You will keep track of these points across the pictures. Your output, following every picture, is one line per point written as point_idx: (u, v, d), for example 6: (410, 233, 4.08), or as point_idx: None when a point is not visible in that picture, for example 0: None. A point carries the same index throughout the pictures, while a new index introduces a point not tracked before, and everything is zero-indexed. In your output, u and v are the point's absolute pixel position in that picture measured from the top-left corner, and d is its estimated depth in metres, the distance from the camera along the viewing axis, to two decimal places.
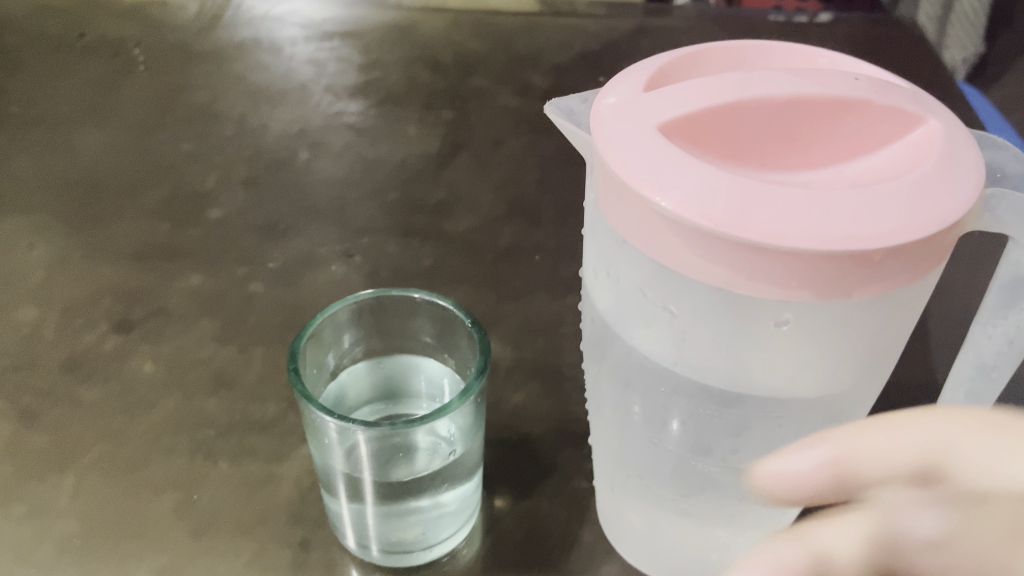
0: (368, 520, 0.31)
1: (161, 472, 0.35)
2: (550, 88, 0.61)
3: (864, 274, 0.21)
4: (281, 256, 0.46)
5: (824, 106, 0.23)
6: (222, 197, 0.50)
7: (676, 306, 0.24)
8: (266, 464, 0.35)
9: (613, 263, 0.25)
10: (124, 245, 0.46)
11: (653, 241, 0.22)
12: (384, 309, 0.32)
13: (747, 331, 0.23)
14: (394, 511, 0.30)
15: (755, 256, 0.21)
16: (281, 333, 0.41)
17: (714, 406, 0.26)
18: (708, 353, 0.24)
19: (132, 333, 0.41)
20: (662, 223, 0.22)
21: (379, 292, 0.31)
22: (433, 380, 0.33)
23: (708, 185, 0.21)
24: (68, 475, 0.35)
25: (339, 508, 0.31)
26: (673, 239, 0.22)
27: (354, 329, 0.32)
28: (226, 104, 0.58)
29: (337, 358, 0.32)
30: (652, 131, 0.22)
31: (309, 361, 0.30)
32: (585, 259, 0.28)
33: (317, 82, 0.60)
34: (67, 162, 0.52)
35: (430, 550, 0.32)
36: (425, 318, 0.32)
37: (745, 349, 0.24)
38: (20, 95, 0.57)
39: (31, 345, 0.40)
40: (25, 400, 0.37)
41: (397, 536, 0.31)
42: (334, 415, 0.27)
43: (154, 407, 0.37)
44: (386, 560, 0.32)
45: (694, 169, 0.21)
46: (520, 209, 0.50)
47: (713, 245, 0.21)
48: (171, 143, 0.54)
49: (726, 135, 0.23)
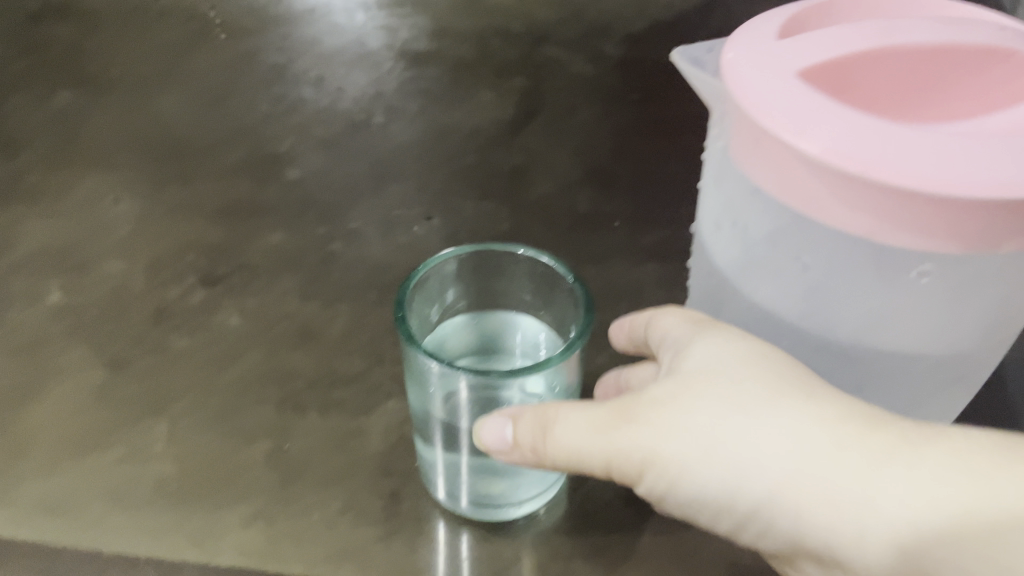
0: (461, 470, 0.32)
1: (251, 420, 0.37)
2: (623, 57, 0.60)
3: (1012, 228, 0.20)
4: (361, 219, 0.47)
5: (972, 55, 0.22)
6: (300, 157, 0.51)
7: (809, 258, 0.23)
8: (353, 418, 0.37)
9: (741, 215, 0.25)
10: (207, 202, 0.48)
11: (789, 188, 0.22)
12: (487, 263, 0.32)
13: (883, 285, 0.23)
14: (487, 465, 0.31)
15: (901, 205, 0.20)
16: (365, 295, 0.43)
17: (837, 366, 0.25)
18: (839, 309, 0.24)
19: (218, 288, 0.43)
20: (801, 170, 0.21)
21: (482, 247, 0.31)
22: (528, 337, 0.32)
23: (854, 131, 0.20)
24: (162, 419, 0.37)
25: (434, 458, 0.32)
26: (811, 186, 0.21)
27: (456, 285, 0.32)
28: (300, 67, 0.59)
29: (439, 311, 0.33)
30: (793, 78, 0.22)
31: (414, 310, 0.30)
32: (704, 210, 0.27)
33: (389, 48, 0.61)
34: (148, 120, 0.54)
35: (518, 506, 0.33)
36: (526, 274, 0.32)
37: (878, 306, 0.23)
38: (102, 56, 0.59)
39: (121, 295, 0.42)
40: (118, 347, 0.40)
41: (487, 489, 0.32)
42: (439, 361, 0.27)
43: (242, 359, 0.39)
44: (475, 512, 0.33)
45: (837, 115, 0.20)
46: (596, 174, 0.51)
47: (856, 193, 0.20)
48: (248, 105, 0.55)
49: (866, 84, 0.23)
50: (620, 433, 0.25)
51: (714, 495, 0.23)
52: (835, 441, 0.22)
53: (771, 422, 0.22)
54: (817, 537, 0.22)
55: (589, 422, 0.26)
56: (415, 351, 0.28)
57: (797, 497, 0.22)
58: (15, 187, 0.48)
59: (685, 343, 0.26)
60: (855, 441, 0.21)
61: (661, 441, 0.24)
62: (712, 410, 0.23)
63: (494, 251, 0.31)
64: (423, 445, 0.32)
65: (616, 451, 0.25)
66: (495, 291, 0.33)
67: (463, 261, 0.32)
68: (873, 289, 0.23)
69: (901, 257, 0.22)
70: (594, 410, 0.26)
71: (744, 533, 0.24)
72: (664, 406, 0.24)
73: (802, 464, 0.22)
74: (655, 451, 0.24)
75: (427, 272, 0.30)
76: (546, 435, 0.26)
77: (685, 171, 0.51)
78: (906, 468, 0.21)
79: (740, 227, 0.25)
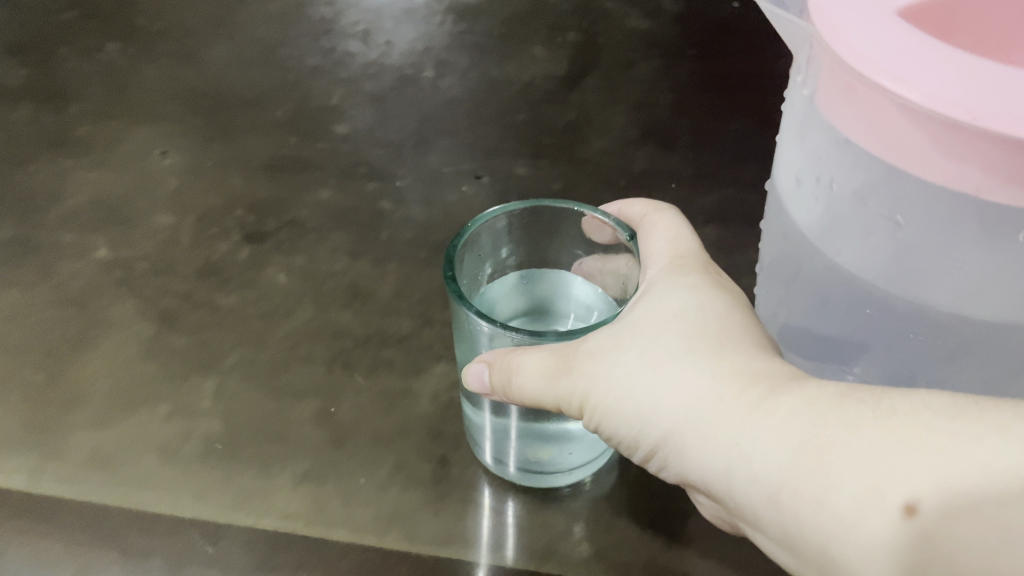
0: (509, 434, 0.30)
1: (300, 378, 0.36)
2: (682, 11, 0.58)
3: None
4: (410, 177, 0.46)
5: None
6: (349, 112, 0.50)
7: (901, 215, 0.22)
8: (403, 379, 0.36)
9: (826, 169, 0.23)
10: (254, 156, 0.47)
11: (882, 134, 0.20)
12: (540, 220, 0.30)
13: (981, 244, 0.21)
14: (536, 430, 0.29)
15: (1011, 153, 0.18)
16: (415, 254, 0.42)
17: (927, 333, 0.23)
18: (931, 270, 0.22)
19: (266, 244, 0.42)
20: (896, 114, 0.19)
21: (538, 202, 0.29)
22: (582, 301, 0.30)
23: (960, 70, 0.18)
24: (211, 375, 0.36)
25: (482, 421, 0.31)
26: (909, 132, 0.19)
27: (510, 243, 0.31)
28: (348, 21, 0.57)
29: (491, 271, 0.31)
30: (893, 13, 0.20)
31: (465, 267, 0.29)
32: (785, 166, 0.26)
33: (439, 2, 0.59)
34: (196, 72, 0.53)
35: (566, 473, 0.31)
36: (583, 232, 0.30)
37: (972, 267, 0.21)
38: (149, 8, 0.59)
39: (169, 249, 0.42)
40: (166, 301, 0.39)
41: (534, 454, 0.31)
42: (488, 321, 0.25)
43: (290, 317, 0.39)
44: (521, 477, 0.32)
45: (941, 54, 0.19)
46: (653, 131, 0.49)
47: (958, 139, 0.19)
48: (295, 58, 0.54)
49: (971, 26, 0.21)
50: (559, 384, 0.24)
51: (631, 434, 0.23)
52: (720, 396, 0.21)
53: (671, 374, 0.22)
54: (696, 474, 0.22)
55: (547, 369, 0.24)
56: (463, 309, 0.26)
57: (683, 442, 0.22)
58: (65, 139, 0.48)
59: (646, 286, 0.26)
60: (736, 394, 0.21)
61: (590, 387, 0.24)
62: (629, 362, 0.23)
63: (547, 207, 0.30)
64: (469, 408, 0.31)
65: (557, 398, 0.24)
66: (548, 249, 0.31)
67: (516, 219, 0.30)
68: (969, 248, 0.21)
69: (1007, 217, 0.20)
70: (551, 352, 0.24)
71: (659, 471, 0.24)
72: (594, 357, 0.23)
73: (699, 393, 0.21)
74: (585, 398, 0.24)
75: (478, 228, 0.29)
76: (511, 382, 0.25)
77: (746, 130, 0.48)
78: (770, 418, 0.20)
79: (826, 181, 0.23)
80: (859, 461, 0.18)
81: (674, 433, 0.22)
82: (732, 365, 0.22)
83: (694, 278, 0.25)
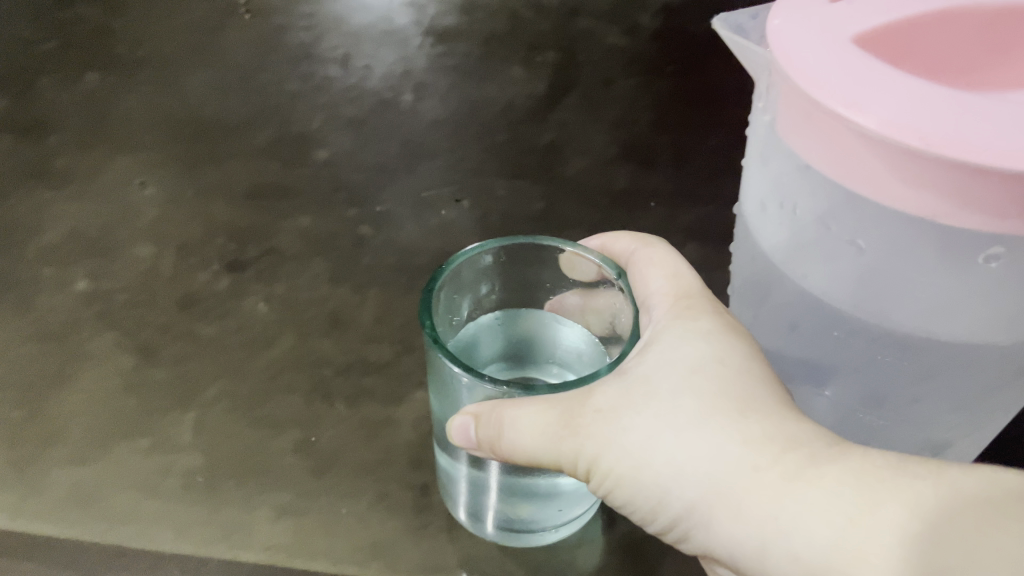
0: (488, 490, 0.29)
1: (280, 409, 0.36)
2: (660, 29, 0.58)
3: None
4: (391, 201, 0.46)
5: None
6: (329, 136, 0.50)
7: (865, 241, 0.22)
8: (384, 407, 0.36)
9: (790, 197, 0.23)
10: (234, 184, 0.47)
11: (843, 163, 0.20)
12: (521, 257, 0.30)
13: (945, 270, 0.21)
14: (514, 487, 0.29)
15: (972, 179, 0.18)
16: (396, 279, 0.42)
17: (894, 355, 0.23)
18: (900, 297, 0.22)
19: (246, 273, 0.42)
20: (856, 143, 0.19)
21: (517, 239, 0.29)
22: (570, 345, 0.30)
23: (915, 100, 0.18)
24: (191, 408, 0.36)
25: (458, 474, 0.30)
26: (870, 160, 0.19)
27: (491, 281, 0.31)
28: (327, 45, 0.58)
29: (472, 306, 0.31)
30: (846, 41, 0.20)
31: (442, 306, 0.29)
32: (750, 197, 0.26)
33: (418, 25, 0.59)
34: (176, 100, 0.53)
35: (547, 531, 0.31)
36: (564, 270, 0.30)
37: (944, 294, 0.21)
38: (128, 37, 0.59)
39: (149, 281, 0.41)
40: (146, 334, 0.39)
41: (513, 512, 0.30)
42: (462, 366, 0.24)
43: (271, 346, 0.39)
44: (500, 535, 0.31)
45: (896, 84, 0.19)
46: (634, 150, 0.49)
47: (917, 169, 0.19)
48: (275, 84, 0.54)
49: (923, 52, 0.21)
50: (565, 444, 0.24)
51: (649, 501, 0.23)
52: (751, 464, 0.21)
53: (693, 439, 0.22)
54: (723, 548, 0.22)
55: (547, 425, 0.24)
56: (439, 356, 0.25)
57: (708, 514, 0.22)
58: (44, 172, 0.48)
59: (648, 340, 0.26)
60: (770, 462, 0.21)
61: (600, 450, 0.24)
62: (646, 425, 0.23)
63: (526, 244, 0.29)
64: (445, 458, 0.30)
65: (558, 456, 0.24)
66: (529, 285, 0.31)
67: (498, 255, 0.30)
68: (937, 275, 0.21)
69: (968, 240, 0.20)
70: (541, 400, 0.24)
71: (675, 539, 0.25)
72: (601, 418, 0.23)
73: (725, 459, 0.22)
74: (595, 460, 0.24)
75: (456, 267, 0.28)
76: (500, 437, 0.24)
77: (725, 146, 0.49)
78: (807, 490, 0.20)
79: (790, 207, 0.24)
80: (877, 532, 0.19)
81: (700, 504, 0.22)
82: (763, 432, 0.22)
83: (705, 324, 0.26)
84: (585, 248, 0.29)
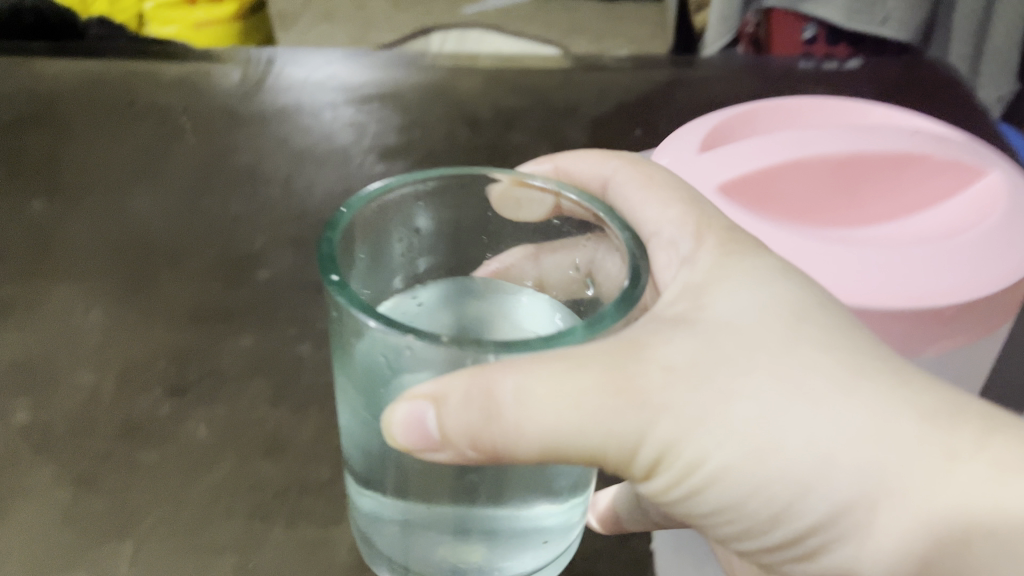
0: (427, 530, 0.29)
1: (219, 534, 0.36)
2: (588, 141, 0.62)
3: (942, 325, 0.38)
4: (332, 319, 0.48)
5: (885, 159, 0.44)
6: (271, 257, 0.52)
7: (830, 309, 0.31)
8: (322, 527, 0.37)
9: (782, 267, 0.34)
10: (177, 306, 0.48)
11: (800, 314, 0.30)
12: (451, 194, 0.33)
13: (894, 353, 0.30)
14: (459, 523, 0.28)
15: (857, 340, 0.29)
16: (336, 396, 0.43)
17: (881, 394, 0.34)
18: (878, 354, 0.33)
19: (188, 396, 0.43)
20: (776, 313, 0.30)
21: (446, 173, 0.32)
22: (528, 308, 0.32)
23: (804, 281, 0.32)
24: (128, 539, 0.36)
25: (392, 512, 0.29)
26: (782, 322, 0.30)
27: (424, 230, 0.33)
28: (271, 166, 0.60)
29: (403, 253, 0.33)
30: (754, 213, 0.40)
31: (364, 243, 0.30)
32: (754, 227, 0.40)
33: (359, 144, 0.62)
34: (121, 225, 0.54)
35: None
36: (497, 208, 0.33)
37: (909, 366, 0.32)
38: (74, 163, 0.60)
39: (90, 408, 0.42)
40: (84, 463, 0.39)
41: (454, 555, 0.29)
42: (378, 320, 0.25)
43: (211, 470, 0.39)
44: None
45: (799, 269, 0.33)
46: None
47: (831, 321, 0.30)
48: (219, 206, 0.56)
49: (790, 190, 0.44)
50: (629, 415, 0.27)
51: (784, 504, 0.29)
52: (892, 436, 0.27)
53: (836, 414, 0.27)
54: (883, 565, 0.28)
55: (589, 383, 0.26)
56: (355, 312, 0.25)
57: (829, 495, 0.27)
58: None
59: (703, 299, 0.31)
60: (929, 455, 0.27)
61: (675, 437, 0.28)
62: (745, 405, 0.27)
63: (450, 175, 0.32)
64: (375, 496, 0.30)
65: (608, 432, 0.27)
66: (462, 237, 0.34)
67: (429, 204, 0.33)
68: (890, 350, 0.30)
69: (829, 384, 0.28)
70: (556, 362, 0.26)
71: (785, 529, 0.30)
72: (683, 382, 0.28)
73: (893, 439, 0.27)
74: (698, 462, 0.28)
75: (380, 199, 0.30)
76: (491, 400, 0.26)
77: None
78: (955, 476, 0.26)
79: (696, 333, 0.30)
80: None
81: (846, 497, 0.27)
82: (863, 406, 0.27)
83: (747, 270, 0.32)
84: (526, 178, 0.32)
